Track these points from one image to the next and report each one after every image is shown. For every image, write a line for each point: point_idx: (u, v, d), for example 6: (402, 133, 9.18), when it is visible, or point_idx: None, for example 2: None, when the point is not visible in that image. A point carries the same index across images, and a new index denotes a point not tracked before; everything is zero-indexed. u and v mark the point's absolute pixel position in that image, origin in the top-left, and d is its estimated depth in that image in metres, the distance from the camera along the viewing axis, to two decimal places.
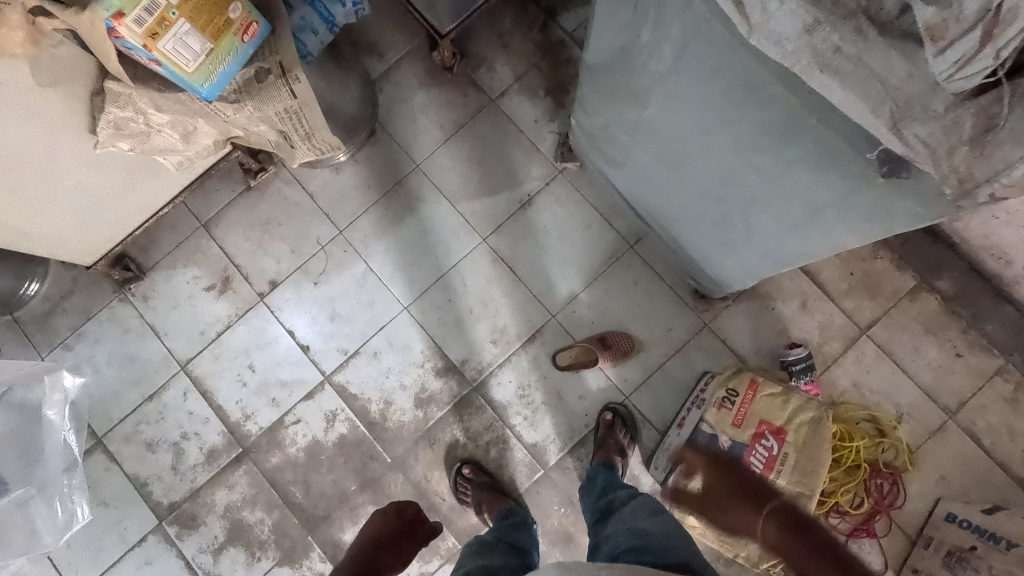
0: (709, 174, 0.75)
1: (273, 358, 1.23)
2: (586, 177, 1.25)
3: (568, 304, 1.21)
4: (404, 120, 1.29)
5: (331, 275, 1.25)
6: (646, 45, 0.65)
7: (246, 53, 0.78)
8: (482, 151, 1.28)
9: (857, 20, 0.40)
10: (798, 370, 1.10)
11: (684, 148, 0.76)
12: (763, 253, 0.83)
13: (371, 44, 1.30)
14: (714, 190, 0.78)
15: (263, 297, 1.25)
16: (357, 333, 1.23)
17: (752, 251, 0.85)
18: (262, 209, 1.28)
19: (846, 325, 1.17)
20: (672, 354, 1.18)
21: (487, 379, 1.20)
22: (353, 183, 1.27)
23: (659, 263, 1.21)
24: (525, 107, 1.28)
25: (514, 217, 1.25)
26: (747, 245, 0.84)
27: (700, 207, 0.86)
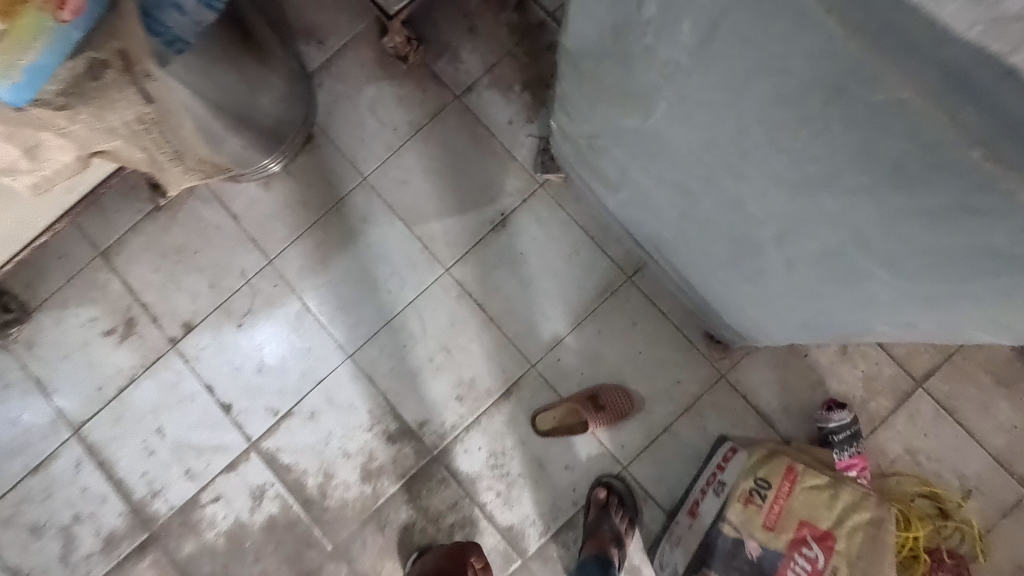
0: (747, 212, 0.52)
1: (187, 420, 1.00)
2: (573, 192, 1.01)
3: (551, 351, 0.98)
4: (349, 122, 1.05)
5: (259, 315, 1.02)
6: (654, 17, 0.41)
7: (70, 37, 0.52)
8: (444, 161, 1.03)
9: None
10: (840, 440, 0.88)
11: (709, 177, 0.52)
12: (823, 312, 0.59)
13: (307, 28, 1.05)
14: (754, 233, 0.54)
15: (174, 343, 1.01)
16: (289, 389, 1.00)
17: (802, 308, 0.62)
18: (174, 234, 1.04)
19: (897, 376, 0.94)
20: (680, 414, 0.95)
21: (451, 447, 0.97)
22: (285, 203, 1.04)
23: (663, 298, 0.98)
24: (497, 105, 1.04)
25: (484, 242, 1.01)
26: (799, 301, 0.60)
27: (726, 251, 0.63)
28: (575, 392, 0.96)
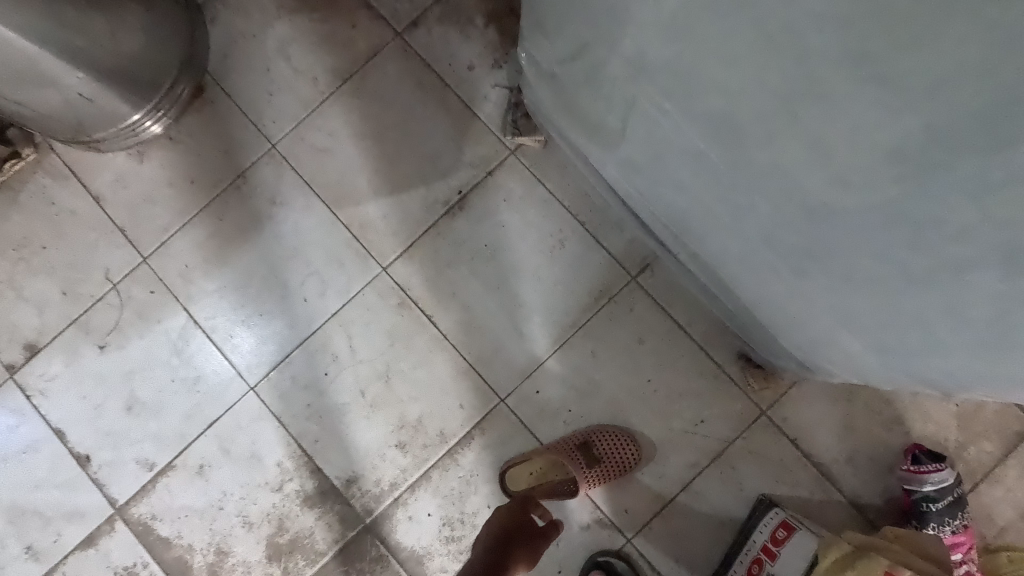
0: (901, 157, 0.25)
1: (28, 478, 0.73)
2: (556, 162, 0.74)
3: (526, 380, 0.72)
4: (252, 71, 0.77)
5: (129, 333, 0.74)
6: None
7: None
8: (380, 121, 0.76)
9: None
10: (936, 514, 0.63)
11: (822, 82, 0.25)
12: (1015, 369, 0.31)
13: None
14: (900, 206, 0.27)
15: (14, 371, 0.74)
16: (169, 434, 0.73)
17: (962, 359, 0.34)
18: (15, 223, 0.76)
19: (1007, 412, 0.68)
20: (704, 466, 0.69)
21: (389, 513, 0.71)
22: (165, 180, 0.76)
23: (681, 307, 0.71)
24: (452, 45, 0.76)
25: (435, 232, 0.74)
26: (965, 341, 0.32)
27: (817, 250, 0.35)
28: (560, 438, 0.70)
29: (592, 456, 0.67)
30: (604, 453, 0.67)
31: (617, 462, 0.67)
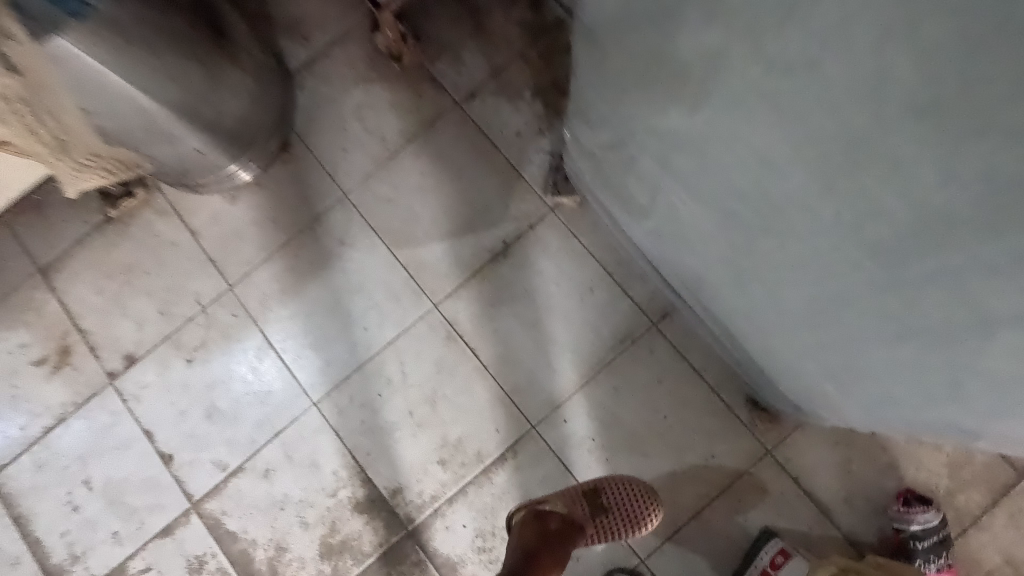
0: (885, 265, 0.34)
1: (119, 472, 0.84)
2: (590, 218, 0.84)
3: (556, 410, 0.81)
4: (331, 130, 0.90)
5: (213, 349, 0.86)
6: None
7: None
8: (437, 177, 0.88)
9: None
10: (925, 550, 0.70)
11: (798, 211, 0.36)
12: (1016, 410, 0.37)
13: (290, 21, 0.92)
14: (894, 299, 0.36)
15: (113, 379, 0.86)
16: (241, 441, 0.83)
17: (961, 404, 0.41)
18: (125, 251, 0.89)
19: (995, 464, 0.74)
20: (713, 497, 0.76)
21: (429, 522, 0.80)
22: (252, 219, 0.89)
23: (697, 352, 0.80)
24: (503, 114, 0.88)
25: (481, 275, 0.85)
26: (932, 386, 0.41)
27: (823, 318, 0.44)
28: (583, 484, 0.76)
29: (603, 505, 0.71)
30: (615, 501, 0.71)
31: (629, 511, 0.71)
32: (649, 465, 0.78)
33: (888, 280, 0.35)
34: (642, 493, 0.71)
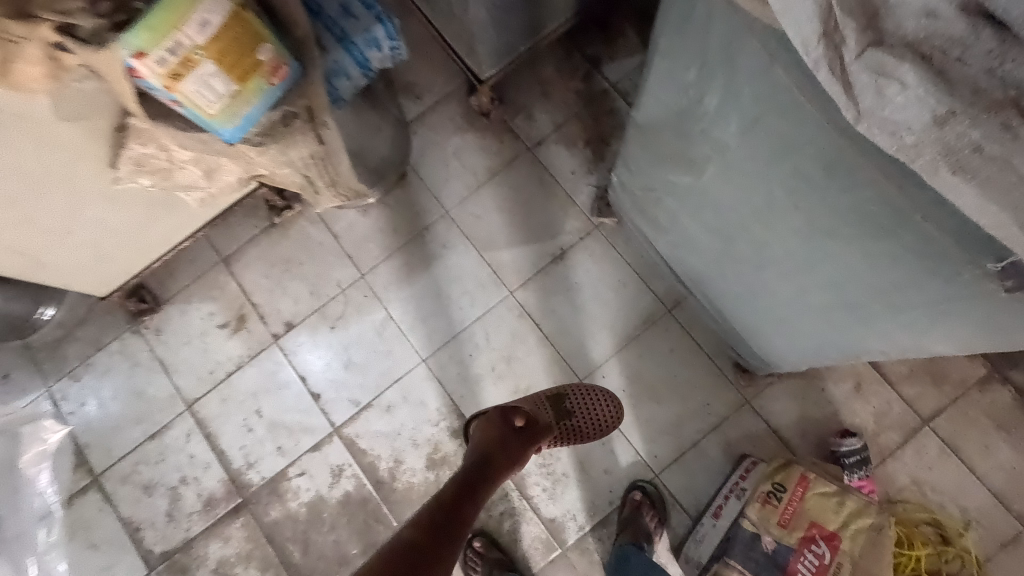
0: (791, 263, 0.66)
1: (281, 405, 1.17)
2: (624, 234, 1.18)
3: (597, 370, 1.13)
4: (436, 164, 1.24)
5: (349, 319, 1.19)
6: (709, 112, 0.59)
7: (275, 96, 0.72)
8: (513, 201, 1.22)
9: (1004, 114, 0.30)
10: (852, 464, 1.00)
11: (748, 231, 0.69)
12: (871, 351, 0.68)
13: (408, 84, 1.27)
14: (800, 282, 0.67)
15: (276, 339, 1.20)
16: (370, 385, 1.16)
17: (851, 348, 0.71)
18: (285, 247, 1.23)
19: (907, 414, 1.06)
20: (708, 432, 1.08)
21: None
22: (377, 226, 1.22)
23: (699, 330, 1.12)
24: (563, 157, 1.22)
25: (545, 272, 1.18)
26: (830, 337, 0.72)
27: (771, 295, 0.76)
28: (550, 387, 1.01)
29: (570, 407, 0.98)
30: (580, 406, 0.98)
31: (587, 414, 0.98)
32: (663, 409, 1.10)
33: (794, 270, 0.67)
34: (595, 397, 0.99)
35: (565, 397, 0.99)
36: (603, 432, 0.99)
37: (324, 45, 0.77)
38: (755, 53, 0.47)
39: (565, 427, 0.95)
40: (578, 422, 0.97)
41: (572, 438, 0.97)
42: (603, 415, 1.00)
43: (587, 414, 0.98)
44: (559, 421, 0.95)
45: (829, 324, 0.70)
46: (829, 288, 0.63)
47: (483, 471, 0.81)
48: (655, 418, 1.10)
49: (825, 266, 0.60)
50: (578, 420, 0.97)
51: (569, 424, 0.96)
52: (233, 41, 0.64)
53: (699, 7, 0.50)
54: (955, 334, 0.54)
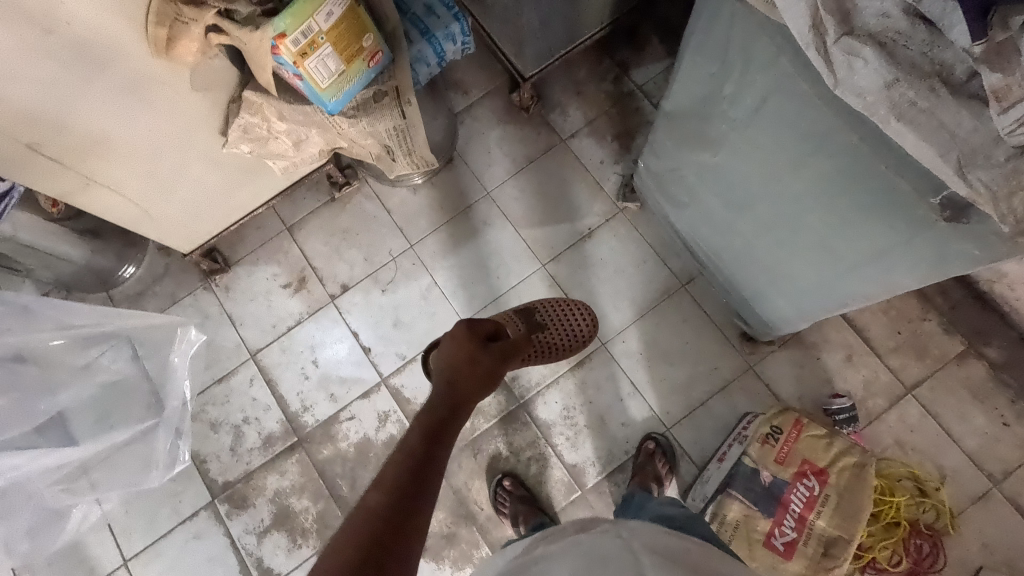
0: (787, 223, 0.81)
1: (335, 357, 1.32)
2: (645, 217, 1.33)
3: (618, 335, 1.27)
4: (479, 151, 1.40)
5: (399, 284, 1.34)
6: (728, 97, 0.74)
7: (369, 76, 0.91)
8: (547, 185, 1.37)
9: (931, 81, 0.46)
10: (843, 419, 1.16)
11: (753, 200, 0.84)
12: (854, 297, 0.82)
13: (458, 81, 1.43)
14: (794, 240, 0.82)
15: (333, 299, 1.35)
16: (415, 341, 1.31)
17: (836, 299, 0.86)
18: (343, 219, 1.39)
19: (891, 382, 1.20)
20: (715, 392, 1.23)
21: (534, 398, 1.25)
22: (427, 204, 1.38)
23: (709, 304, 1.27)
24: (592, 148, 1.38)
25: (573, 248, 1.33)
26: (818, 290, 0.87)
27: (771, 257, 0.91)
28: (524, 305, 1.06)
29: (542, 321, 1.05)
30: (552, 317, 1.06)
31: (560, 325, 1.06)
32: (676, 371, 1.25)
33: (790, 231, 0.82)
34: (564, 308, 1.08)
35: (536, 312, 1.06)
36: (580, 342, 1.08)
37: (411, 38, 0.97)
38: (766, 47, 0.62)
39: (543, 337, 1.02)
40: (553, 333, 1.04)
41: (551, 350, 1.04)
42: (577, 325, 1.08)
43: (559, 326, 1.06)
44: (533, 332, 1.02)
45: (818, 277, 0.84)
46: (818, 242, 0.78)
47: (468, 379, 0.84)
48: (669, 378, 1.24)
49: (817, 223, 0.75)
50: (553, 332, 1.05)
51: (543, 334, 1.03)
52: (347, 29, 0.81)
53: (724, 13, 0.66)
54: (916, 268, 0.69)
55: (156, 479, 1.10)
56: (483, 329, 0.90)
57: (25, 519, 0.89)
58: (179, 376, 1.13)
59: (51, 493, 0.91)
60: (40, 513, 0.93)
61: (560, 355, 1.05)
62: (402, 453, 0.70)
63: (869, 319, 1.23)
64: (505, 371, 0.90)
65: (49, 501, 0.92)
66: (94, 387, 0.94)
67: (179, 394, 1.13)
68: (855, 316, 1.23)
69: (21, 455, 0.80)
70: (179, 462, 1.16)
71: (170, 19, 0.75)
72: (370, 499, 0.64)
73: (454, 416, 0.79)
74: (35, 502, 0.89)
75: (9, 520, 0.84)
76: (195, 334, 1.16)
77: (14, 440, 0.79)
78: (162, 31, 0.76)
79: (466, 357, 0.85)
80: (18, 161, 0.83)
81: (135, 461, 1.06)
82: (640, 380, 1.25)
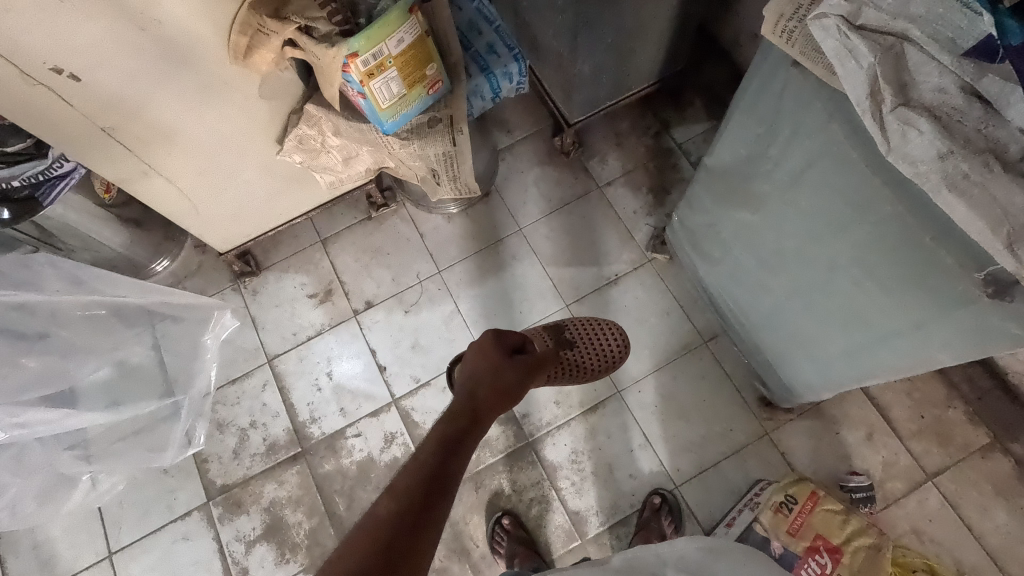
0: (820, 285, 0.81)
1: (350, 371, 1.32)
2: (673, 270, 1.34)
3: (635, 384, 1.26)
4: (517, 188, 1.43)
5: (422, 307, 1.36)
6: (772, 158, 0.76)
7: (427, 102, 0.95)
8: (579, 228, 1.39)
9: (985, 156, 0.48)
10: (860, 498, 1.13)
11: (787, 259, 0.85)
12: (883, 370, 0.81)
13: (503, 120, 1.48)
14: (828, 303, 0.82)
15: (356, 314, 1.36)
16: (431, 366, 1.31)
17: (863, 370, 0.85)
18: (376, 238, 1.42)
19: (912, 467, 1.16)
20: (728, 454, 1.20)
21: (543, 438, 1.23)
22: (459, 233, 1.41)
23: (730, 363, 1.26)
24: (627, 198, 1.40)
25: (598, 292, 1.34)
26: (847, 357, 0.86)
27: (802, 318, 0.90)
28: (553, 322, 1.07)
29: (571, 338, 1.05)
30: (581, 335, 1.06)
31: (591, 343, 1.05)
32: (689, 428, 1.22)
33: (823, 292, 0.81)
34: (594, 324, 1.08)
35: (565, 329, 1.07)
36: (609, 364, 1.06)
37: (470, 72, 1.02)
38: (818, 113, 0.65)
39: (569, 354, 1.02)
40: (581, 351, 1.03)
41: (579, 370, 1.02)
42: (607, 345, 1.06)
43: (588, 344, 1.05)
44: (561, 348, 1.02)
45: (847, 344, 0.83)
46: (851, 311, 0.78)
47: (491, 397, 0.83)
48: (682, 435, 1.22)
49: (852, 290, 0.75)
50: (583, 351, 1.04)
51: (572, 351, 1.03)
52: (413, 57, 0.85)
53: (780, 78, 0.68)
54: (955, 342, 0.67)
55: (171, 459, 1.09)
56: (511, 340, 0.91)
57: (36, 480, 0.92)
58: (208, 359, 1.15)
59: (66, 457, 0.94)
60: (51, 477, 0.95)
61: (588, 375, 1.03)
62: (417, 461, 0.71)
63: (892, 398, 1.21)
64: (529, 387, 0.89)
65: (62, 465, 0.94)
66: (107, 369, 0.95)
67: (206, 376, 1.16)
68: (877, 393, 1.21)
69: (40, 412, 0.82)
70: (194, 443, 1.17)
71: (252, 29, 0.80)
72: (380, 505, 0.65)
73: (472, 431, 0.78)
74: (49, 466, 0.93)
75: (22, 475, 0.88)
76: (230, 320, 1.19)
77: (43, 399, 0.83)
78: (243, 39, 0.81)
79: (491, 367, 0.85)
80: (90, 143, 0.87)
81: (149, 437, 1.06)
82: (652, 432, 1.23)
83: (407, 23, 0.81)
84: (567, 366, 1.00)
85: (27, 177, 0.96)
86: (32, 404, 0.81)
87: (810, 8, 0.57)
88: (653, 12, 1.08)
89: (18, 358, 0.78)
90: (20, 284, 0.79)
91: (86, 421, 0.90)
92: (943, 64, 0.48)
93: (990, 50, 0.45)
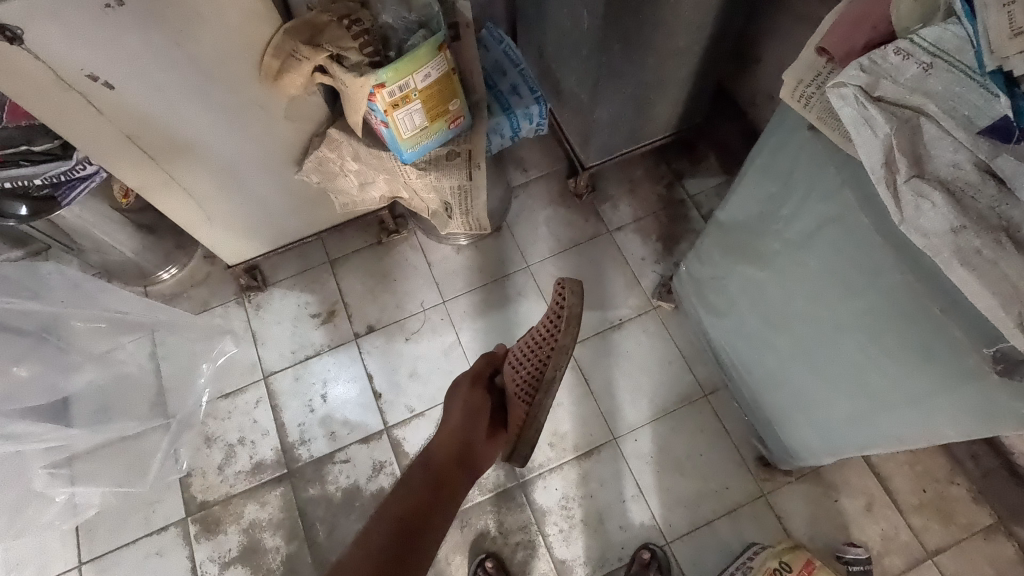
0: (825, 347, 0.80)
1: (344, 397, 1.31)
2: (677, 320, 1.34)
3: (631, 432, 1.24)
4: (528, 226, 1.44)
5: (423, 336, 1.35)
6: (784, 218, 0.77)
7: (448, 136, 0.97)
8: (587, 270, 1.39)
9: (997, 234, 0.49)
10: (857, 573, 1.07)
11: (794, 319, 0.84)
12: (886, 441, 0.80)
13: (519, 159, 1.51)
14: (833, 366, 0.80)
15: (357, 337, 1.36)
16: (427, 396, 1.30)
17: (866, 439, 0.83)
18: (385, 263, 1.42)
19: (911, 542, 1.13)
20: (723, 513, 1.17)
21: (533, 480, 1.21)
22: (466, 264, 1.41)
23: (729, 419, 1.24)
24: (637, 244, 1.41)
25: (601, 334, 1.33)
26: (852, 423, 0.84)
27: (806, 380, 0.89)
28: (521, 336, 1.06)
29: (524, 339, 0.98)
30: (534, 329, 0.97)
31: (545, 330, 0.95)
32: (684, 483, 1.20)
33: (828, 355, 0.80)
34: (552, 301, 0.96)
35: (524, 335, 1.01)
36: (563, 324, 0.92)
37: (493, 111, 1.05)
38: (831, 177, 0.66)
39: (519, 346, 0.98)
40: (527, 351, 0.96)
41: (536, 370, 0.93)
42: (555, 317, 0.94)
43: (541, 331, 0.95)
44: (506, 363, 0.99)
45: (852, 411, 0.82)
46: (854, 377, 0.77)
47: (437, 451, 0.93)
48: (677, 489, 1.19)
49: (857, 354, 0.75)
50: (530, 347, 0.96)
51: (525, 341, 0.98)
52: (437, 92, 0.87)
53: (795, 142, 0.70)
54: (963, 418, 0.66)
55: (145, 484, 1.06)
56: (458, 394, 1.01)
57: (9, 499, 0.84)
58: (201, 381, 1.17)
59: (42, 473, 0.88)
60: (24, 495, 0.87)
61: (546, 351, 0.93)
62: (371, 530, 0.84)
63: (893, 468, 1.18)
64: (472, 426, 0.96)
65: (36, 485, 0.88)
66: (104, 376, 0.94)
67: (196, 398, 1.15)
68: (878, 463, 1.19)
69: (24, 423, 0.79)
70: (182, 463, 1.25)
71: (285, 54, 0.83)
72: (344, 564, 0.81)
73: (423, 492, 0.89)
74: (23, 482, 0.85)
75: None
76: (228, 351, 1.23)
77: (28, 411, 0.80)
78: (275, 63, 0.83)
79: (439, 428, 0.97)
80: (114, 153, 0.89)
81: (131, 459, 1.04)
82: (646, 483, 1.20)
83: (434, 59, 0.83)
84: (515, 381, 0.96)
85: (49, 176, 0.97)
86: (14, 415, 0.78)
87: (828, 77, 0.59)
88: (674, 67, 1.11)
89: (8, 367, 0.77)
90: (26, 291, 0.81)
91: (71, 439, 0.87)
92: (959, 140, 0.50)
93: (1006, 130, 0.48)
